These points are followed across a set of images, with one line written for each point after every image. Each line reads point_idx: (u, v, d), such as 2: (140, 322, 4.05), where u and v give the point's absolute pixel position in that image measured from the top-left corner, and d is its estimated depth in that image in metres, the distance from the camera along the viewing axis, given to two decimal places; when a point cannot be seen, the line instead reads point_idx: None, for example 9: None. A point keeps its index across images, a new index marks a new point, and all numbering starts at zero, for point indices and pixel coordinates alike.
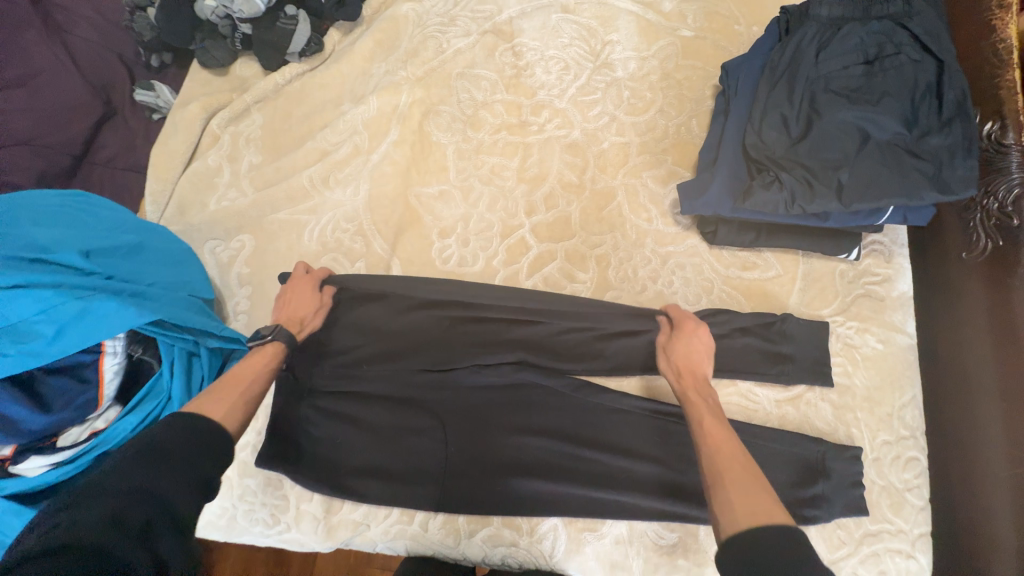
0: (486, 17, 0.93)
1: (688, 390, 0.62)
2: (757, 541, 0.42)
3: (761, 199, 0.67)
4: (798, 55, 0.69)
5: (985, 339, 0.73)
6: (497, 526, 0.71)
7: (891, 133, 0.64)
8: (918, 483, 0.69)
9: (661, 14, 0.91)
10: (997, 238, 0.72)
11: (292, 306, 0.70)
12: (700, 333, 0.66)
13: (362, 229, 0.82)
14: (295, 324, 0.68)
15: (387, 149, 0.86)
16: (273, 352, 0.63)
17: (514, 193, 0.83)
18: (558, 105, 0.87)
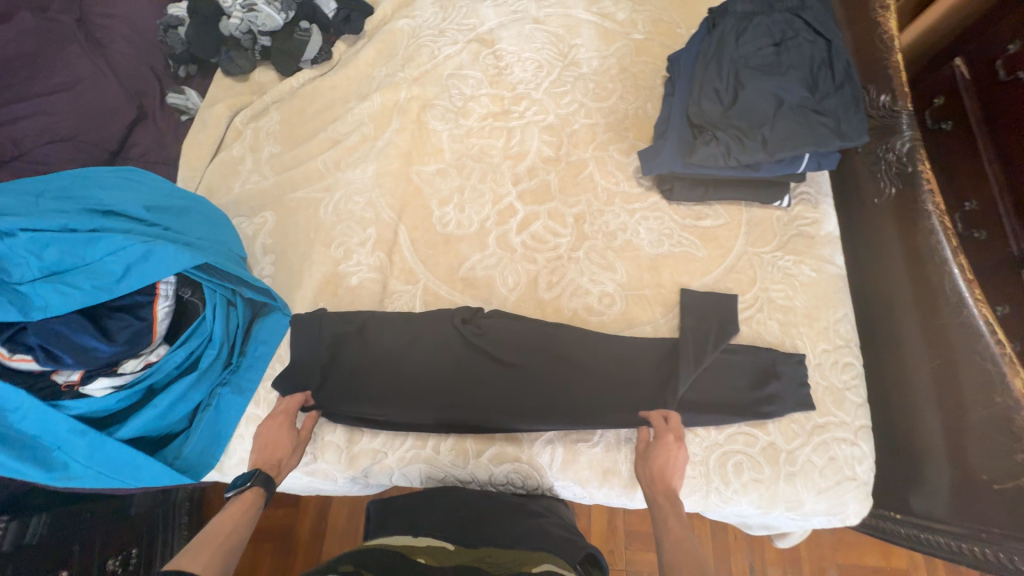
0: (470, 29, 1.11)
1: (659, 497, 0.71)
2: None
3: (703, 153, 0.83)
4: (722, 41, 0.87)
5: (900, 260, 0.89)
6: (501, 445, 0.80)
7: (799, 96, 0.81)
8: (856, 383, 0.81)
9: (616, 22, 1.10)
10: (896, 184, 0.90)
11: (271, 448, 0.74)
12: (680, 457, 0.73)
13: (371, 202, 0.95)
14: (273, 467, 0.73)
15: (390, 137, 1.00)
16: (253, 499, 0.67)
17: (501, 168, 0.98)
18: (535, 96, 1.04)
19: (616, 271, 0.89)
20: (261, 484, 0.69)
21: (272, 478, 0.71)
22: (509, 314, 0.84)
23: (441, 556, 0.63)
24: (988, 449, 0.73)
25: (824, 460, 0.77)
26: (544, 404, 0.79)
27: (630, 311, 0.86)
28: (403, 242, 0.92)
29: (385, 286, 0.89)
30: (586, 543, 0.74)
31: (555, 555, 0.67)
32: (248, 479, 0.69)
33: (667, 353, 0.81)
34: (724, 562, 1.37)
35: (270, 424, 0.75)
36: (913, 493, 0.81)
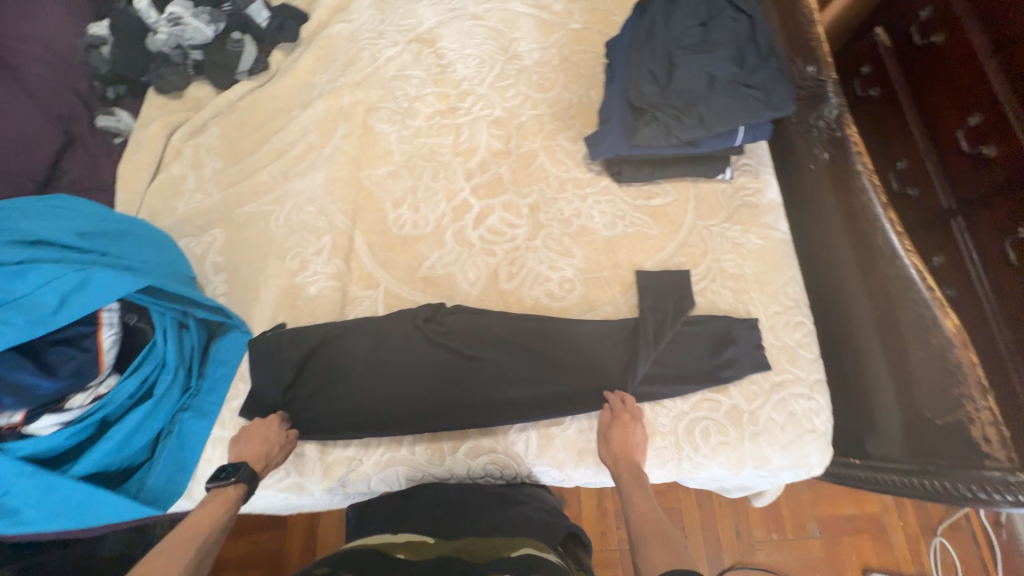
0: (409, 30, 1.11)
1: (621, 469, 0.73)
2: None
3: (645, 134, 0.85)
4: (652, 25, 0.90)
5: (839, 219, 0.93)
6: (475, 439, 0.80)
7: (729, 72, 0.85)
8: (807, 340, 0.85)
9: (553, 14, 1.12)
10: (828, 149, 0.97)
11: (254, 443, 0.73)
12: (637, 432, 0.76)
13: (323, 210, 0.93)
14: (258, 460, 0.72)
15: (337, 143, 0.99)
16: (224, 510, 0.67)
17: (452, 164, 0.99)
18: (480, 91, 1.05)
19: (574, 256, 0.91)
20: (245, 481, 0.68)
21: (257, 472, 0.70)
22: (472, 309, 0.85)
23: (423, 551, 0.65)
24: (928, 387, 0.78)
25: (784, 416, 0.81)
26: (504, 398, 0.80)
27: (591, 293, 0.88)
28: (360, 247, 0.92)
29: (345, 293, 0.88)
30: (568, 524, 0.76)
31: (537, 539, 0.69)
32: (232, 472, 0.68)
33: (627, 333, 0.84)
34: (712, 529, 1.42)
35: (257, 421, 0.75)
36: (870, 439, 0.86)
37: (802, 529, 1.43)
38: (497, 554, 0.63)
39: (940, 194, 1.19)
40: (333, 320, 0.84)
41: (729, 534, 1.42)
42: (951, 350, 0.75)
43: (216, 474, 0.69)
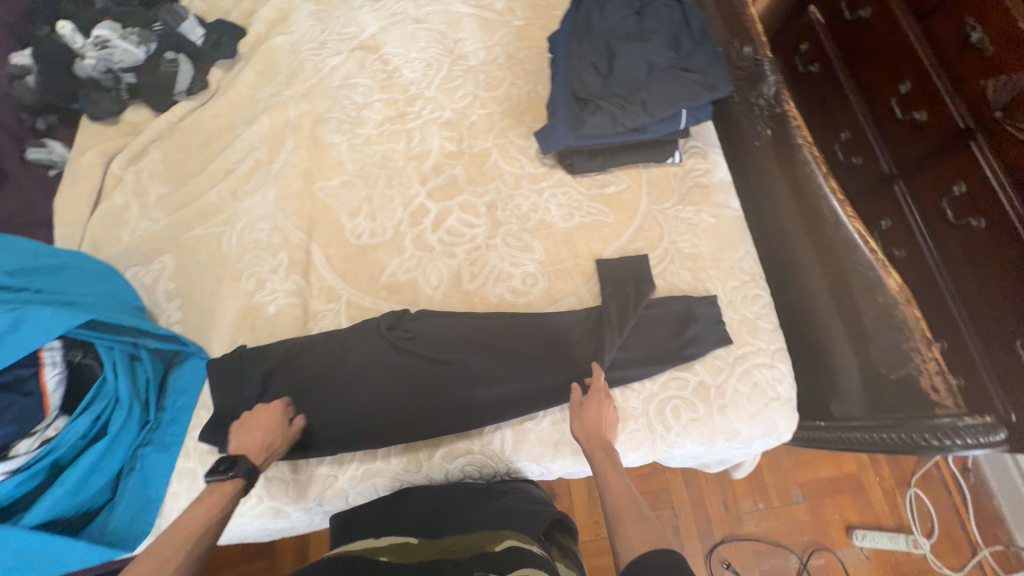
0: (352, 38, 1.10)
1: (596, 451, 0.72)
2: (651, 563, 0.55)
3: (592, 124, 0.86)
4: (589, 17, 0.92)
5: (786, 193, 0.97)
6: (451, 442, 0.80)
7: (667, 58, 0.87)
8: (765, 311, 0.88)
9: (495, 12, 1.12)
10: (769, 126, 1.02)
11: (254, 434, 0.71)
12: (606, 413, 0.76)
13: (277, 226, 0.92)
14: (258, 452, 0.70)
15: (287, 157, 0.97)
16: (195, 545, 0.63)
17: (406, 170, 0.98)
18: (428, 94, 1.05)
19: (534, 250, 0.91)
20: (245, 475, 0.66)
21: (256, 465, 0.68)
22: (437, 312, 0.85)
23: (407, 551, 0.65)
24: (880, 344, 0.82)
25: (749, 387, 0.83)
26: (473, 398, 0.80)
27: (553, 286, 0.89)
28: (318, 260, 0.90)
29: (306, 307, 0.87)
30: (552, 509, 0.78)
31: (520, 531, 0.69)
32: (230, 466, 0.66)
33: (592, 322, 0.85)
34: (701, 506, 1.45)
35: (262, 410, 0.73)
36: (832, 399, 0.88)
37: (786, 496, 1.47)
38: (482, 549, 0.64)
39: (881, 161, 1.25)
40: (296, 337, 0.82)
41: (717, 508, 1.45)
42: (897, 307, 0.81)
43: (212, 467, 0.66)
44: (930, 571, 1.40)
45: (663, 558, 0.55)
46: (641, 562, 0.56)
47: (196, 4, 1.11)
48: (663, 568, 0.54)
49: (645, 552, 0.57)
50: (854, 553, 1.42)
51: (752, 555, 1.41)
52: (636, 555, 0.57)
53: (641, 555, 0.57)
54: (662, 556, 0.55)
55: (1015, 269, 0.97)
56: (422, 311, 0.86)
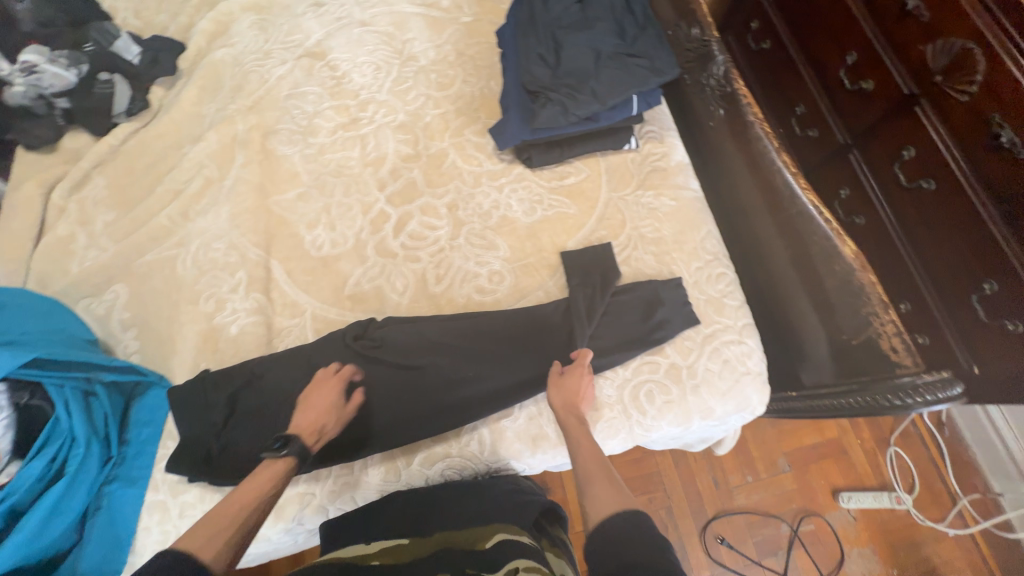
0: (297, 45, 1.07)
1: (572, 429, 0.73)
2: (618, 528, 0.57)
3: (545, 117, 0.85)
4: (533, 8, 0.91)
5: (744, 169, 0.98)
6: (429, 447, 0.80)
7: (613, 45, 0.87)
8: (729, 289, 0.89)
9: (442, 10, 1.11)
10: (722, 105, 1.02)
11: (314, 412, 0.72)
12: (583, 386, 0.77)
13: (233, 244, 0.89)
14: (313, 434, 0.71)
15: (238, 173, 0.94)
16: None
17: (363, 176, 0.97)
18: (380, 98, 1.03)
19: (499, 247, 0.91)
20: (296, 456, 0.66)
21: (307, 446, 0.69)
22: (403, 319, 0.84)
23: (400, 552, 0.66)
24: (840, 313, 0.83)
25: (719, 364, 0.84)
26: (451, 400, 0.80)
27: (520, 281, 0.89)
28: (279, 276, 0.88)
29: (269, 325, 0.85)
30: (544, 501, 0.80)
31: (509, 524, 0.71)
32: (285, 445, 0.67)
33: (560, 315, 0.85)
34: (691, 484, 1.47)
35: (322, 386, 0.74)
36: (802, 366, 0.90)
37: (773, 466, 1.50)
38: (471, 547, 0.66)
39: (836, 132, 1.27)
40: (260, 357, 0.81)
41: (707, 485, 1.48)
42: (854, 274, 0.82)
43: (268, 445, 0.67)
44: (915, 525, 1.45)
45: (626, 520, 0.57)
46: (611, 528, 0.57)
47: (131, 22, 1.07)
48: (626, 530, 0.56)
49: (606, 518, 0.58)
50: (842, 515, 1.46)
51: (744, 528, 1.44)
52: (599, 522, 0.59)
53: (603, 520, 0.58)
54: (624, 520, 0.57)
55: (966, 227, 1.00)
56: (389, 318, 0.85)
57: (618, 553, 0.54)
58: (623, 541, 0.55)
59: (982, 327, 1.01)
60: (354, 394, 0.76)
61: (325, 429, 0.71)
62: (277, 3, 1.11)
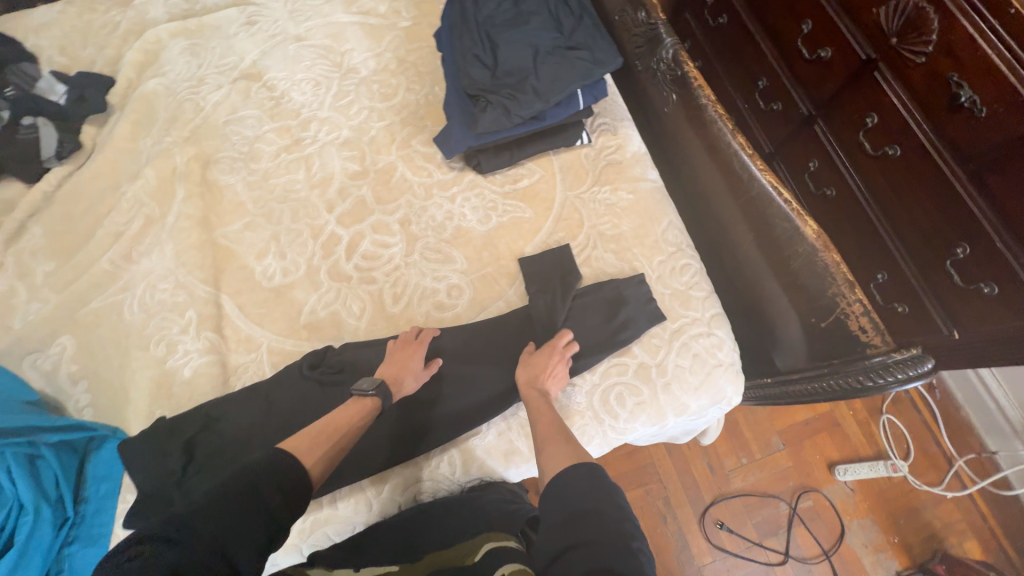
0: (232, 68, 1.03)
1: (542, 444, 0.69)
2: (571, 478, 0.63)
3: (487, 120, 0.82)
4: (465, 7, 0.88)
5: (704, 152, 0.95)
6: (398, 473, 0.78)
7: (551, 39, 0.84)
8: (695, 281, 0.87)
9: (380, 17, 1.08)
10: (674, 89, 0.99)
11: (399, 365, 0.76)
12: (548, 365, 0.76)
13: (180, 283, 0.86)
14: (395, 382, 0.75)
15: (179, 208, 0.91)
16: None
17: (311, 199, 0.93)
18: (322, 115, 1.00)
19: (456, 260, 0.88)
20: (381, 396, 0.73)
21: (388, 393, 0.74)
22: (360, 343, 0.82)
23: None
24: (807, 295, 0.81)
25: (689, 359, 0.82)
26: (421, 420, 0.79)
27: (479, 294, 0.86)
28: (230, 311, 0.85)
29: (224, 363, 0.82)
30: (523, 506, 0.82)
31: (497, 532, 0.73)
32: (373, 386, 0.74)
33: (523, 325, 0.83)
34: (687, 471, 1.46)
35: (408, 343, 0.78)
36: (776, 351, 0.89)
37: (767, 445, 1.49)
38: (463, 563, 0.65)
39: (799, 104, 1.23)
40: (215, 399, 0.78)
41: (703, 471, 1.46)
42: (817, 254, 0.80)
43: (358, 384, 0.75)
44: (913, 491, 1.44)
45: (584, 472, 0.64)
46: (568, 480, 0.63)
47: (54, 58, 1.03)
48: (584, 480, 0.63)
49: (567, 469, 0.64)
50: (839, 488, 1.45)
51: (743, 511, 1.42)
52: (559, 474, 0.64)
53: (564, 472, 0.64)
54: (584, 472, 0.63)
55: (934, 190, 0.97)
56: (347, 345, 0.82)
57: (575, 499, 0.61)
58: (579, 491, 0.61)
59: (959, 291, 0.98)
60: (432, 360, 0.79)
61: (405, 383, 0.75)
62: (207, 24, 1.07)
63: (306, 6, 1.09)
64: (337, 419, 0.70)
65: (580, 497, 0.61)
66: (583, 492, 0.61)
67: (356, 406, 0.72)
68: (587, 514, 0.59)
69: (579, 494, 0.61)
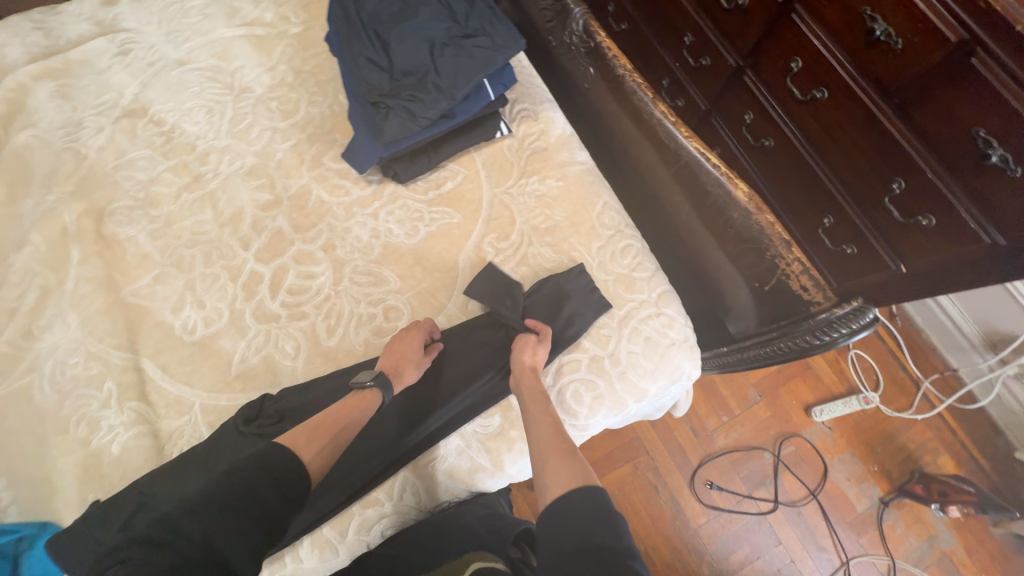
0: (111, 106, 0.94)
1: None
2: (573, 499, 0.56)
3: (393, 128, 0.76)
4: (346, 5, 0.80)
5: (630, 123, 0.91)
6: (359, 513, 0.73)
7: (446, 30, 0.79)
8: (637, 261, 0.84)
9: (267, 26, 1.02)
10: (590, 63, 0.96)
11: (400, 355, 0.74)
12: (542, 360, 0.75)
13: (92, 352, 0.79)
14: (393, 371, 0.72)
15: (77, 272, 0.83)
16: None
17: (223, 239, 0.86)
18: (220, 144, 0.92)
19: (388, 280, 0.84)
20: (380, 388, 0.70)
21: (389, 384, 0.71)
22: (298, 387, 0.76)
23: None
24: (749, 259, 0.81)
25: (641, 343, 0.80)
26: (361, 460, 0.74)
27: (419, 312, 0.82)
28: (153, 375, 0.79)
29: (156, 433, 0.76)
30: (514, 519, 0.75)
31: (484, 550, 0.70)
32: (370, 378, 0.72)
33: (472, 335, 0.81)
34: (671, 440, 1.43)
35: (407, 334, 0.76)
36: (728, 319, 0.87)
37: (744, 400, 1.48)
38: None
39: (725, 55, 1.17)
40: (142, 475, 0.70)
41: (687, 435, 1.44)
42: (752, 217, 0.80)
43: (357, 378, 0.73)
44: (887, 419, 1.46)
45: (586, 499, 0.55)
46: (569, 502, 0.56)
47: None
48: (585, 501, 0.55)
49: (567, 493, 0.57)
50: (818, 429, 1.45)
51: (730, 467, 1.41)
52: (559, 498, 0.57)
53: (562, 497, 0.57)
54: (584, 497, 0.56)
55: (864, 129, 0.95)
56: (287, 389, 0.76)
57: (576, 527, 0.53)
58: (578, 522, 0.53)
59: (900, 226, 0.97)
60: (432, 348, 0.78)
61: (407, 373, 0.73)
62: (75, 61, 0.96)
63: (182, 25, 1.01)
64: (338, 412, 0.69)
65: (582, 521, 0.53)
66: (585, 515, 0.54)
67: (354, 401, 0.70)
68: (586, 548, 0.50)
69: (581, 518, 0.53)
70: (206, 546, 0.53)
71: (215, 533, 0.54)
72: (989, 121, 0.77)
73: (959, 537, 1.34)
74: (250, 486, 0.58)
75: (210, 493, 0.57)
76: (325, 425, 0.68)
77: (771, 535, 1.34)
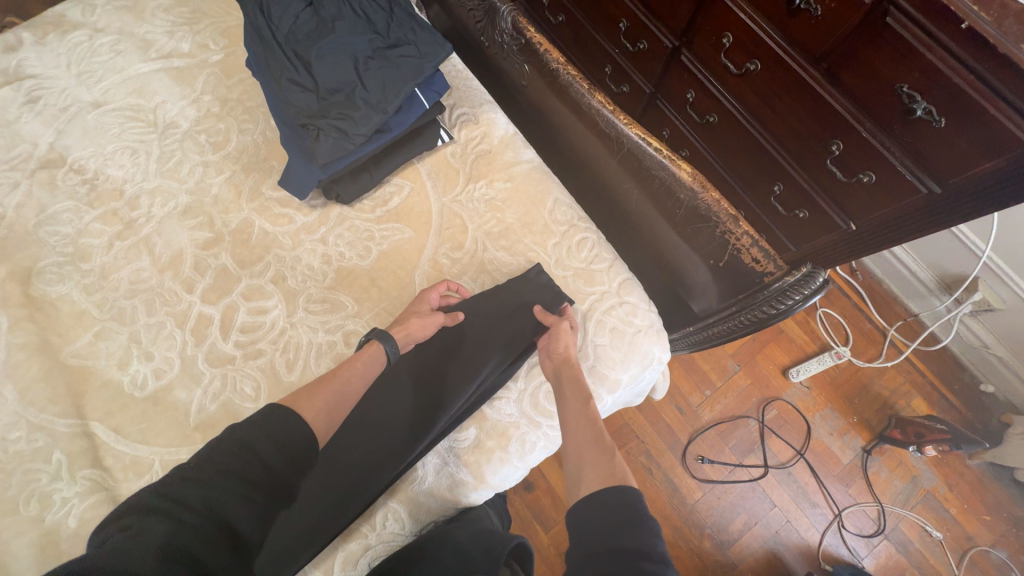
0: (25, 158, 0.88)
1: None
2: (604, 498, 0.57)
3: (327, 148, 0.74)
4: (260, 27, 0.77)
5: (571, 115, 0.90)
6: (342, 548, 0.70)
7: (368, 42, 0.77)
8: (594, 254, 0.84)
9: (185, 56, 0.97)
10: (523, 59, 0.95)
11: (410, 309, 0.77)
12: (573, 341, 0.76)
13: (36, 424, 0.74)
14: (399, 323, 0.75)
15: (7, 341, 0.78)
16: None
17: (163, 285, 0.82)
18: (150, 186, 0.88)
19: (344, 305, 0.81)
20: (380, 338, 0.72)
21: (388, 336, 0.73)
22: None
23: None
24: (700, 238, 0.81)
25: (608, 335, 0.80)
26: (330, 500, 0.69)
27: None
28: (105, 438, 0.74)
29: (115, 498, 0.71)
30: (506, 533, 0.71)
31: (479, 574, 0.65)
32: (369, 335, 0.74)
33: (447, 345, 0.79)
34: (658, 421, 1.44)
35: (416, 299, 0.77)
36: (692, 297, 0.88)
37: (724, 371, 1.50)
38: None
39: (661, 37, 1.17)
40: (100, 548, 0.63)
41: (674, 415, 1.45)
42: (698, 198, 0.79)
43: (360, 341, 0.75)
44: (860, 370, 1.50)
45: (619, 501, 0.57)
46: (600, 499, 0.57)
47: None
48: (617, 503, 0.56)
49: (602, 488, 0.59)
50: (797, 389, 1.49)
51: (718, 439, 1.43)
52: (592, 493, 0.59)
53: (594, 494, 0.59)
54: (613, 495, 0.57)
55: (800, 95, 0.96)
56: None
57: (608, 529, 0.54)
58: (611, 522, 0.55)
59: (845, 186, 0.99)
60: (452, 314, 0.78)
61: (411, 321, 0.74)
62: None
63: (94, 65, 0.95)
64: (345, 366, 0.70)
65: (613, 523, 0.55)
66: (615, 520, 0.55)
67: (355, 357, 0.71)
68: (614, 550, 0.52)
69: (611, 522, 0.55)
70: (210, 508, 0.53)
71: (219, 497, 0.54)
72: (910, 76, 0.79)
73: (940, 473, 1.39)
74: (255, 450, 0.58)
75: (211, 456, 0.57)
76: (325, 381, 0.68)
77: (765, 499, 1.37)
